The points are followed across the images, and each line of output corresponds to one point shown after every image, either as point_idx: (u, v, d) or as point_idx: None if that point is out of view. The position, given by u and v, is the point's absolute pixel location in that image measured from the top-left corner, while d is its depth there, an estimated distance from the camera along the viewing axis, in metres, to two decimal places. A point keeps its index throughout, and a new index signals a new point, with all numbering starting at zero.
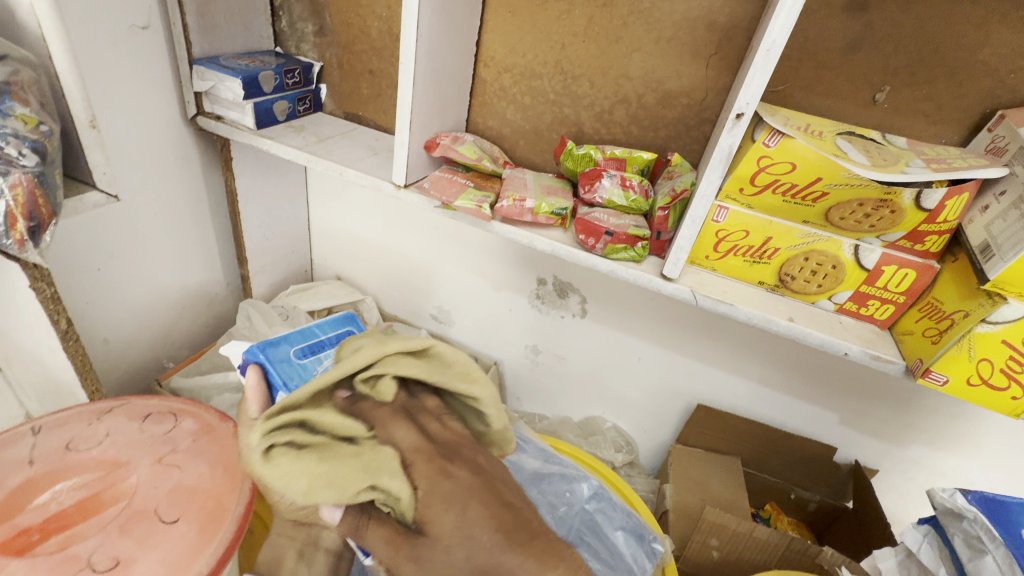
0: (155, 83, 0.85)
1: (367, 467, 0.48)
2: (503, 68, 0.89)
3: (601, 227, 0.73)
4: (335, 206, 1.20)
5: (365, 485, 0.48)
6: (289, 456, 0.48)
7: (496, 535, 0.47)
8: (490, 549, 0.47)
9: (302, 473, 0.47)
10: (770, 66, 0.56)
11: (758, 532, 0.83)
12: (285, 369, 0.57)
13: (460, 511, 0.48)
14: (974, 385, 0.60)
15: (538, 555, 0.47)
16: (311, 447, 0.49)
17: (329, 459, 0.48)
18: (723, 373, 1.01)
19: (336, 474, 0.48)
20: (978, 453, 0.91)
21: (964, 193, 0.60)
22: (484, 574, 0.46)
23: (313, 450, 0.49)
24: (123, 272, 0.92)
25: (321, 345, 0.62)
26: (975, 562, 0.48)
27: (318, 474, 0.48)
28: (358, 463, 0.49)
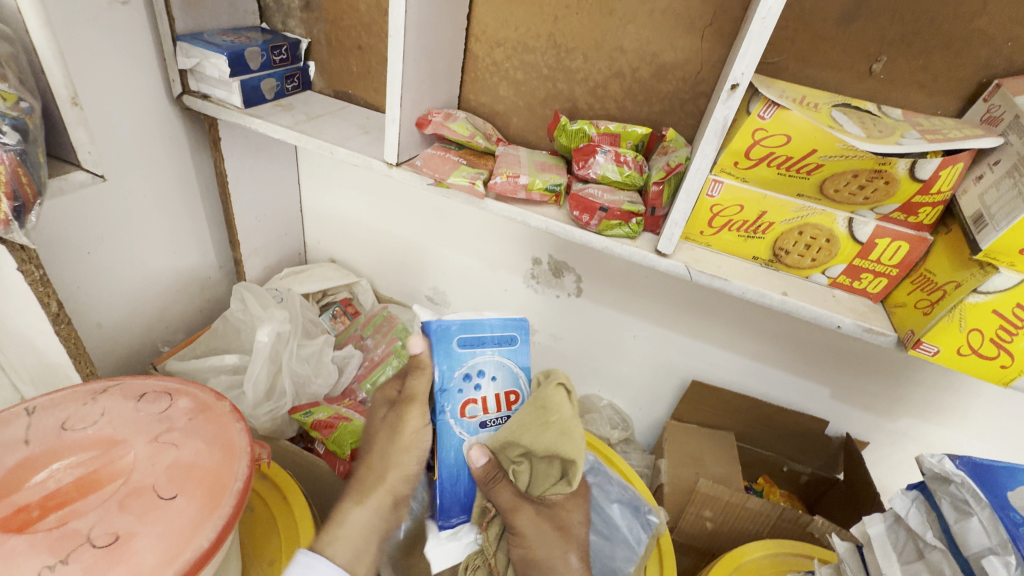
0: (138, 61, 0.83)
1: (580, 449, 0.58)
2: (495, 43, 0.87)
3: (595, 203, 0.72)
4: (327, 188, 1.19)
5: (566, 456, 0.57)
6: (555, 399, 0.58)
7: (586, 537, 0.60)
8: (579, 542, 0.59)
9: (554, 414, 0.57)
10: (766, 35, 0.54)
11: (750, 503, 0.84)
12: (446, 355, 0.60)
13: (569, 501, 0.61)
14: (964, 355, 0.61)
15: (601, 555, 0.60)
16: (564, 403, 0.58)
17: (573, 423, 0.58)
18: (717, 349, 1.02)
19: (568, 434, 0.57)
20: (965, 423, 0.93)
21: (959, 162, 0.59)
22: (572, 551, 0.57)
23: (568, 407, 0.58)
24: (114, 255, 0.91)
25: (480, 341, 0.62)
26: (961, 525, 0.49)
27: (557, 423, 0.57)
28: (577, 440, 0.58)
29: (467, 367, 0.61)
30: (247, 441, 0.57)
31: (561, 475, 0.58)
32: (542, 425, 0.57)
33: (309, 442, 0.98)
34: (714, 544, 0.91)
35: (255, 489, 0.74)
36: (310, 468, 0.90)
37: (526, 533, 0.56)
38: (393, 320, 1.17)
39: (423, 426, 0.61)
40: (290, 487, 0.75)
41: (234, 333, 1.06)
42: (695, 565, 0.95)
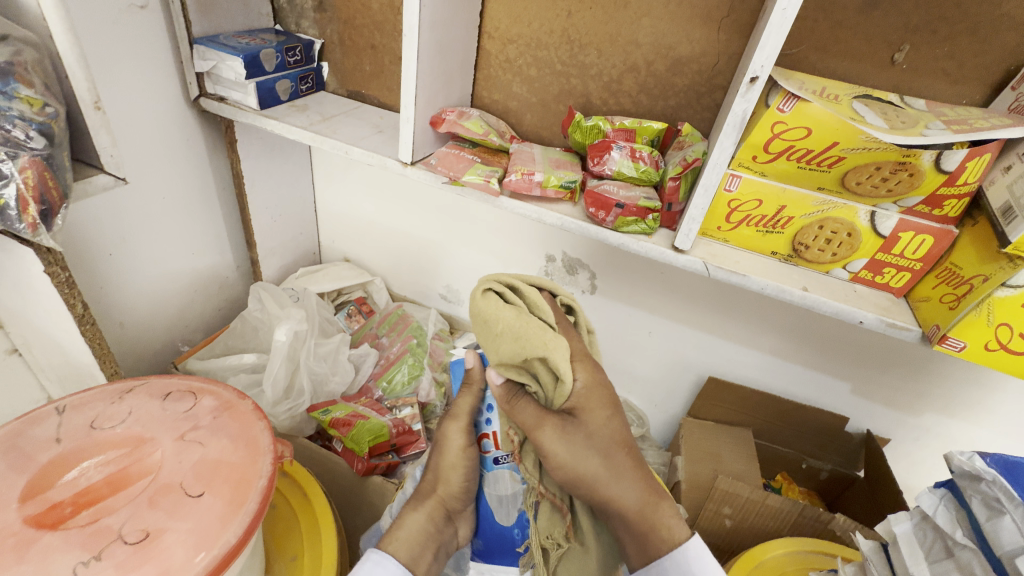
0: (156, 65, 0.85)
1: (543, 341, 0.52)
2: (507, 39, 0.87)
3: (611, 199, 0.72)
4: (341, 187, 1.20)
5: (535, 356, 0.52)
6: (488, 311, 0.54)
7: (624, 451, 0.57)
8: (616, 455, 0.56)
9: (497, 325, 0.53)
10: (786, 26, 0.54)
11: (770, 500, 0.83)
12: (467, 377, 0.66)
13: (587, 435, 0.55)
14: (992, 350, 0.60)
15: (640, 467, 0.57)
16: (500, 311, 0.53)
17: (519, 324, 0.53)
18: (734, 346, 1.01)
19: (522, 337, 0.52)
20: (991, 419, 0.91)
21: (986, 153, 0.58)
22: (603, 468, 0.55)
23: (506, 312, 0.53)
24: (135, 256, 0.92)
25: None
26: (992, 523, 0.48)
27: (504, 332, 0.53)
28: (530, 337, 0.52)
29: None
30: (270, 439, 0.58)
31: (549, 377, 0.55)
32: (495, 340, 0.54)
33: (327, 440, 0.99)
34: (733, 542, 0.90)
35: (276, 486, 0.75)
36: (330, 465, 0.92)
37: (557, 453, 0.54)
38: (409, 318, 1.18)
39: (467, 441, 0.62)
40: (310, 484, 0.76)
41: (251, 333, 1.07)
42: None
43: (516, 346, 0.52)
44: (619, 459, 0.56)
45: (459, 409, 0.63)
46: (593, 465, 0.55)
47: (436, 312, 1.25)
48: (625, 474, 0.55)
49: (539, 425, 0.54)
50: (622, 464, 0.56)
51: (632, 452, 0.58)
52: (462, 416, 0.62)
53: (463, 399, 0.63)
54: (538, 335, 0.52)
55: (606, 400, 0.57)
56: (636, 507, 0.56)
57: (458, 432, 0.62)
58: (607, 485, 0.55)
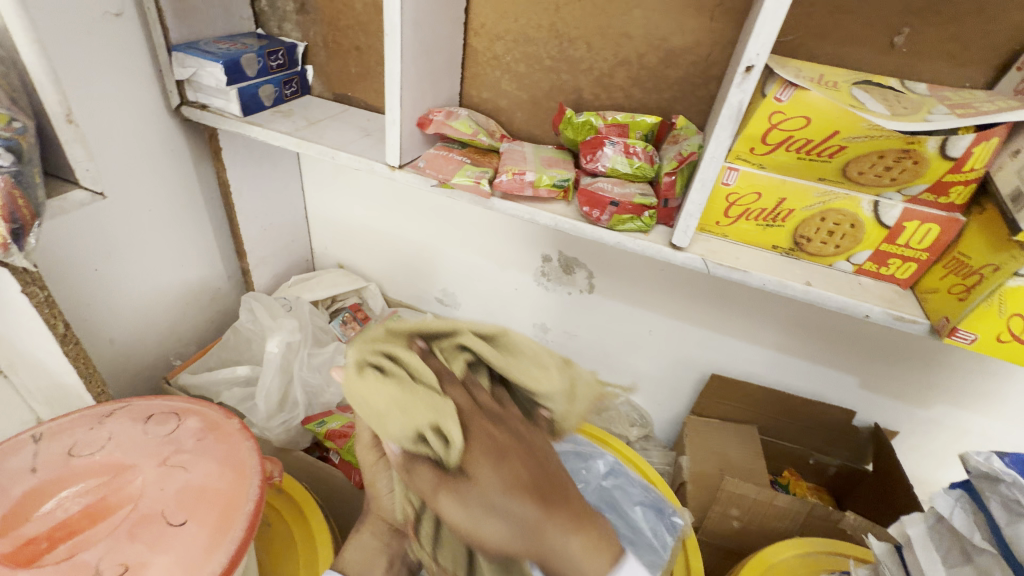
0: (135, 75, 0.83)
1: (430, 403, 0.41)
2: (494, 36, 0.85)
3: (605, 197, 0.70)
4: (332, 193, 1.17)
5: (421, 425, 0.41)
6: (364, 386, 0.42)
7: (530, 500, 0.40)
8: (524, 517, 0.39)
9: (375, 396, 0.42)
10: (781, 12, 0.51)
11: (778, 500, 0.81)
12: None
13: (498, 461, 0.41)
14: (1004, 341, 0.57)
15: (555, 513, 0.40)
16: (376, 385, 0.42)
17: (398, 394, 0.41)
18: (736, 341, 0.99)
19: (404, 408, 0.41)
20: (1003, 410, 0.89)
21: (994, 137, 0.56)
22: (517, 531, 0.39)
23: (384, 377, 0.42)
24: (119, 271, 0.90)
25: None
26: (1012, 527, 0.46)
27: (380, 403, 0.42)
28: (409, 404, 0.41)
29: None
30: (257, 459, 0.56)
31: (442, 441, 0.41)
32: (382, 413, 0.42)
33: (324, 451, 0.97)
34: (743, 543, 0.88)
35: (271, 503, 0.73)
36: (327, 479, 0.90)
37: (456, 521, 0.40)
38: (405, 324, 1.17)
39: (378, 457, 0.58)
40: (303, 497, 0.75)
41: (245, 344, 1.05)
42: (720, 564, 0.92)
43: (398, 419, 0.41)
44: (518, 509, 0.39)
45: (362, 434, 0.59)
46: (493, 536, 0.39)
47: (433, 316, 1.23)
48: (523, 520, 0.39)
49: (437, 490, 0.41)
50: (525, 514, 0.39)
51: (548, 495, 0.41)
52: (367, 434, 0.58)
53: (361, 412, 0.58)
54: (421, 403, 0.41)
55: (499, 443, 0.42)
56: (534, 549, 0.39)
57: (368, 450, 0.58)
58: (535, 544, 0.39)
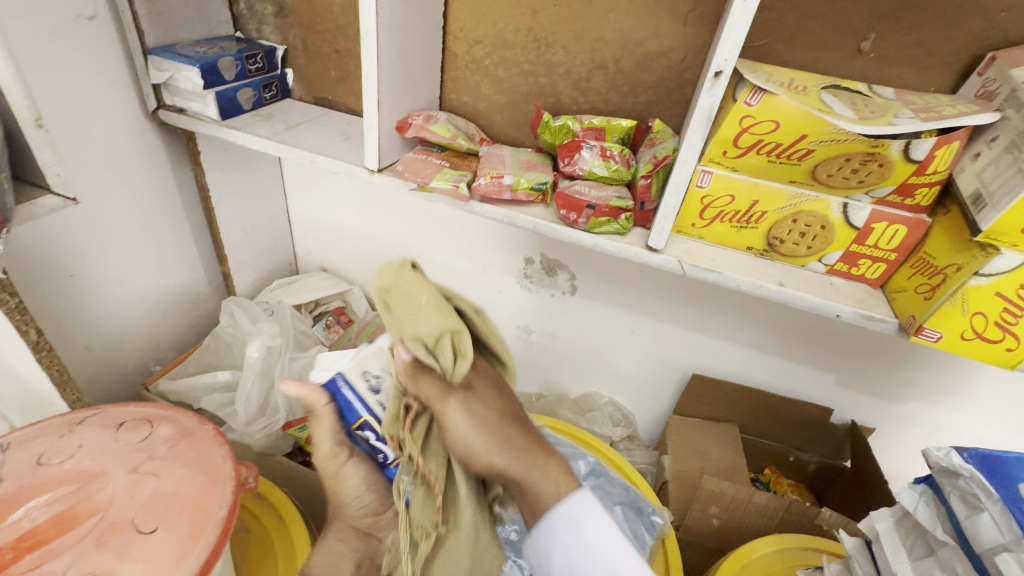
0: (109, 78, 0.82)
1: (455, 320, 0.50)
2: (473, 40, 0.85)
3: (582, 200, 0.70)
4: (314, 196, 1.17)
5: (447, 330, 0.49)
6: (416, 283, 0.52)
7: (517, 429, 0.51)
8: (512, 437, 0.50)
9: (419, 295, 0.51)
10: (747, 18, 0.52)
11: (756, 497, 0.83)
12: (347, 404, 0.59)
13: (499, 394, 0.52)
14: (968, 339, 0.59)
15: (534, 444, 0.51)
16: (419, 287, 0.51)
17: (435, 301, 0.51)
18: (716, 341, 1.00)
19: (437, 313, 0.50)
20: (973, 405, 0.91)
21: (955, 141, 0.57)
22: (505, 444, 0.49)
23: (430, 286, 0.52)
24: (95, 277, 0.89)
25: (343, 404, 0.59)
26: (972, 521, 0.47)
27: (422, 300, 0.51)
28: (441, 313, 0.50)
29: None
30: (231, 465, 0.56)
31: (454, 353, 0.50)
32: (415, 314, 0.50)
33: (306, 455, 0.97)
34: (723, 541, 0.89)
35: (249, 510, 0.73)
36: (309, 484, 0.90)
37: (457, 427, 0.49)
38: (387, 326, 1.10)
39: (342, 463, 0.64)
40: (282, 502, 0.74)
41: (225, 350, 1.04)
42: (701, 562, 0.93)
43: (430, 322, 0.49)
44: (511, 434, 0.50)
45: (321, 443, 0.62)
46: (486, 444, 0.49)
47: None
48: (515, 441, 0.50)
49: (445, 397, 0.49)
50: (515, 440, 0.50)
51: (529, 429, 0.52)
52: (326, 448, 0.63)
53: (318, 430, 0.61)
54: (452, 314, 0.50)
55: (498, 380, 0.54)
56: (518, 469, 0.49)
57: (329, 458, 0.63)
58: (511, 461, 0.49)
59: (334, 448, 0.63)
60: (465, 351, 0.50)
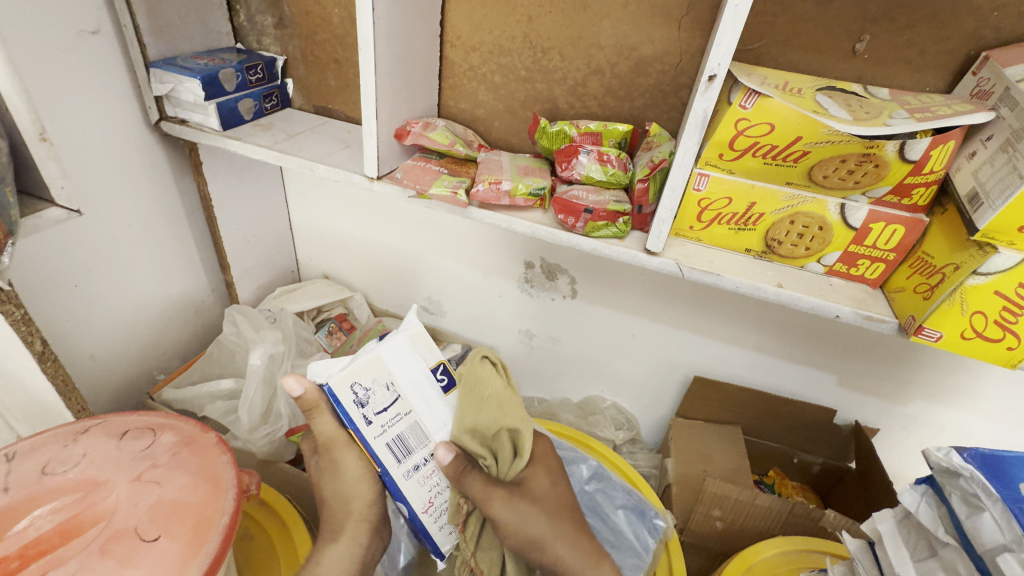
0: (112, 91, 0.83)
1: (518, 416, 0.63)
2: (470, 48, 0.86)
3: (579, 204, 0.71)
4: (315, 204, 1.18)
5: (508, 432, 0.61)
6: (486, 377, 0.62)
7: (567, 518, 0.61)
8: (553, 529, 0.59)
9: (489, 388, 0.62)
10: (739, 22, 0.53)
11: (759, 500, 0.82)
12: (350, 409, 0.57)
13: (552, 480, 0.63)
14: (968, 338, 0.59)
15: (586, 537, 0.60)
16: (493, 377, 0.62)
17: (507, 395, 0.63)
18: (718, 343, 1.00)
19: (506, 409, 0.62)
20: (978, 404, 0.90)
21: (950, 141, 0.57)
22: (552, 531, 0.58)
23: (498, 382, 0.63)
24: (99, 287, 0.90)
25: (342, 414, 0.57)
26: (972, 521, 0.47)
27: (492, 400, 0.61)
28: (511, 412, 0.62)
29: (394, 409, 0.59)
30: (233, 473, 0.56)
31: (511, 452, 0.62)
32: (484, 410, 0.60)
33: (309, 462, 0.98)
34: (726, 544, 0.88)
35: (253, 516, 0.74)
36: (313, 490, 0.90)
37: (507, 521, 0.57)
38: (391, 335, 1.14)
39: (350, 455, 0.59)
40: (284, 506, 0.75)
41: (228, 358, 1.05)
42: (706, 565, 0.93)
43: (504, 418, 0.61)
44: (559, 525, 0.59)
45: (328, 434, 0.59)
46: (540, 530, 0.58)
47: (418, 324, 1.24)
48: (565, 531, 0.59)
49: (488, 498, 0.57)
50: (565, 530, 0.59)
51: (574, 516, 0.62)
52: (334, 438, 0.59)
53: (324, 420, 0.59)
54: (515, 412, 0.62)
55: (554, 470, 0.65)
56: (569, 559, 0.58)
57: (344, 449, 0.59)
58: (555, 553, 0.58)
59: (340, 438, 0.59)
60: (519, 449, 0.63)
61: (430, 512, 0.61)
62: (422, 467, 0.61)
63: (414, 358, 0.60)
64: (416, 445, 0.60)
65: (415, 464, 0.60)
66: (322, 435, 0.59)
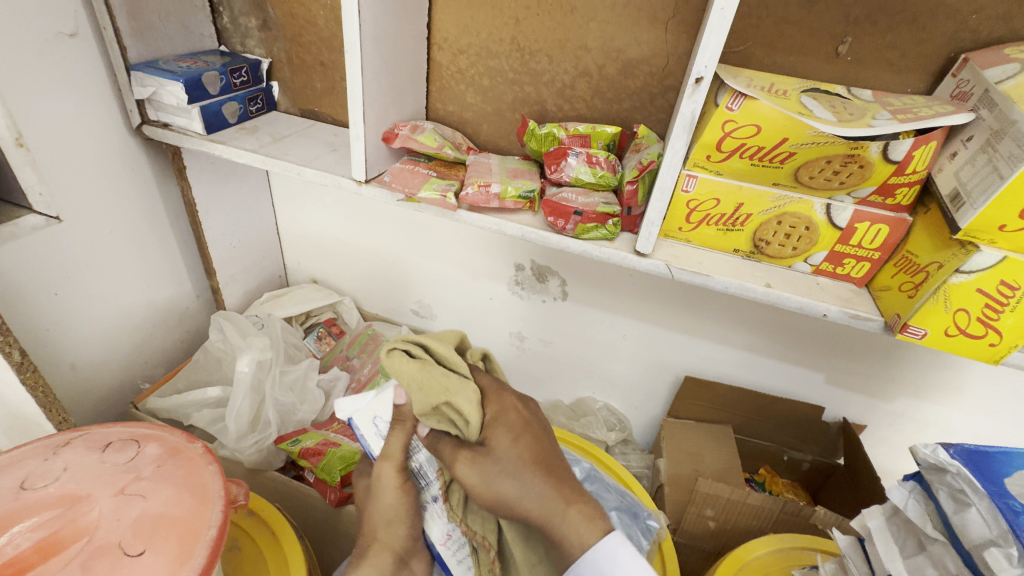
0: (91, 94, 0.81)
1: (445, 385, 0.52)
2: (458, 50, 0.86)
3: (569, 206, 0.71)
4: (302, 208, 1.16)
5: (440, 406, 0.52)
6: (392, 367, 0.53)
7: (538, 471, 0.51)
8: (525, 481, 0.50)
9: (402, 376, 0.53)
10: (725, 25, 0.53)
11: (750, 498, 0.83)
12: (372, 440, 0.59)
13: (517, 435, 0.53)
14: (952, 336, 0.60)
15: (558, 484, 0.51)
16: (401, 365, 0.53)
17: (420, 372, 0.52)
18: (707, 343, 1.01)
19: (425, 387, 0.52)
20: (961, 400, 0.92)
21: (932, 141, 0.58)
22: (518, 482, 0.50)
23: (408, 363, 0.53)
24: (80, 294, 0.88)
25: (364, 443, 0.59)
26: (960, 516, 0.48)
27: (409, 386, 0.53)
28: (431, 385, 0.52)
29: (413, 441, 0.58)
30: (220, 484, 0.56)
31: (459, 419, 0.52)
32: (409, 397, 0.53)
33: (299, 470, 0.96)
34: (719, 543, 0.89)
35: (241, 526, 0.72)
36: (304, 498, 0.89)
37: (470, 483, 0.51)
38: (379, 338, 1.15)
39: (401, 484, 0.57)
40: (273, 515, 0.74)
41: (215, 365, 1.03)
42: (699, 565, 0.93)
43: (425, 399, 0.52)
44: (530, 479, 0.50)
45: (391, 456, 0.56)
46: (506, 488, 0.50)
47: (408, 328, 1.23)
48: (534, 485, 0.50)
49: (454, 458, 0.52)
50: (534, 485, 0.50)
51: (551, 469, 0.52)
52: (395, 464, 0.56)
53: (395, 442, 0.57)
54: (440, 381, 0.52)
55: (518, 425, 0.54)
56: (539, 511, 0.50)
57: (392, 475, 0.56)
58: (524, 505, 0.50)
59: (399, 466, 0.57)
60: (467, 413, 0.52)
61: (448, 544, 0.59)
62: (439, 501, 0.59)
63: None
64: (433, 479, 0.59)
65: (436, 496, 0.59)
66: (385, 458, 0.57)
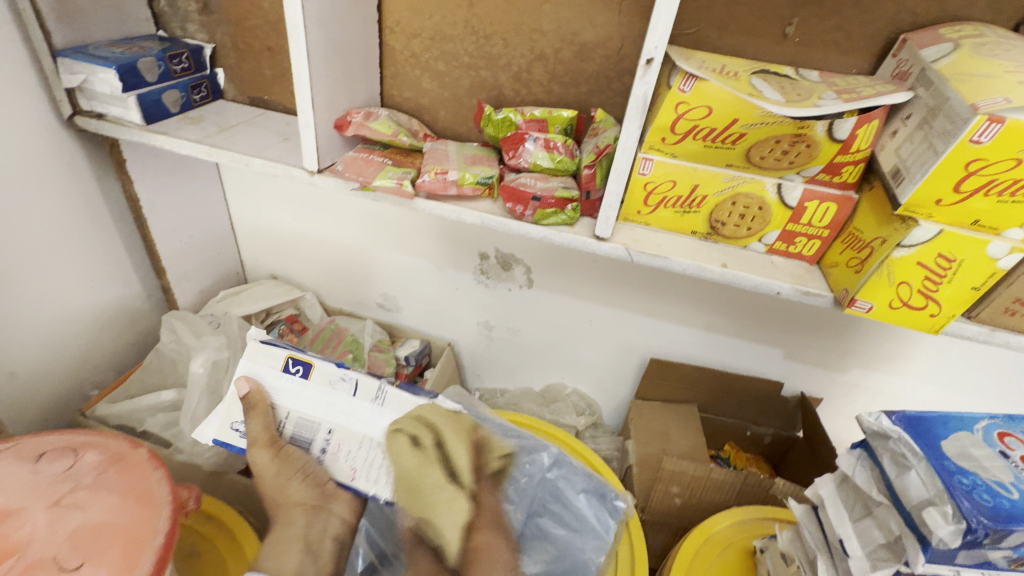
0: (14, 84, 0.76)
1: (433, 493, 0.54)
2: (410, 34, 0.83)
3: (527, 192, 0.70)
4: (256, 201, 1.12)
5: (433, 507, 0.54)
6: (398, 449, 0.56)
7: None
8: None
9: (407, 462, 0.56)
10: (673, 5, 0.53)
11: (714, 474, 0.85)
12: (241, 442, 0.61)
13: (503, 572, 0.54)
14: (896, 308, 0.62)
15: None
16: (407, 454, 0.56)
17: (422, 466, 0.55)
18: (671, 325, 1.02)
19: (422, 484, 0.55)
20: (908, 368, 0.97)
21: (874, 120, 0.60)
22: None
23: (414, 452, 0.56)
24: (12, 299, 0.83)
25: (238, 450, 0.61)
26: (902, 480, 0.50)
27: (402, 476, 0.56)
28: (430, 487, 0.54)
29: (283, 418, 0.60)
30: (167, 490, 0.54)
31: (441, 529, 0.54)
32: (403, 479, 0.56)
33: None
34: (686, 519, 0.91)
35: (198, 532, 0.70)
36: None
37: None
38: (342, 333, 1.14)
39: (273, 454, 0.58)
40: (234, 518, 0.71)
41: (169, 368, 0.99)
42: (669, 541, 0.96)
43: (412, 494, 0.55)
44: None
45: (258, 434, 0.58)
46: None
47: (373, 321, 1.20)
48: None
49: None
50: None
51: None
52: (263, 438, 0.58)
53: (255, 422, 0.59)
54: (429, 487, 0.54)
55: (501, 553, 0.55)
56: None
57: (263, 451, 0.58)
58: None
59: (269, 439, 0.58)
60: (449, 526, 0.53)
61: (358, 478, 0.60)
62: (328, 447, 0.60)
63: (268, 359, 0.61)
64: (315, 437, 0.60)
65: (323, 446, 0.60)
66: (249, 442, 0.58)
